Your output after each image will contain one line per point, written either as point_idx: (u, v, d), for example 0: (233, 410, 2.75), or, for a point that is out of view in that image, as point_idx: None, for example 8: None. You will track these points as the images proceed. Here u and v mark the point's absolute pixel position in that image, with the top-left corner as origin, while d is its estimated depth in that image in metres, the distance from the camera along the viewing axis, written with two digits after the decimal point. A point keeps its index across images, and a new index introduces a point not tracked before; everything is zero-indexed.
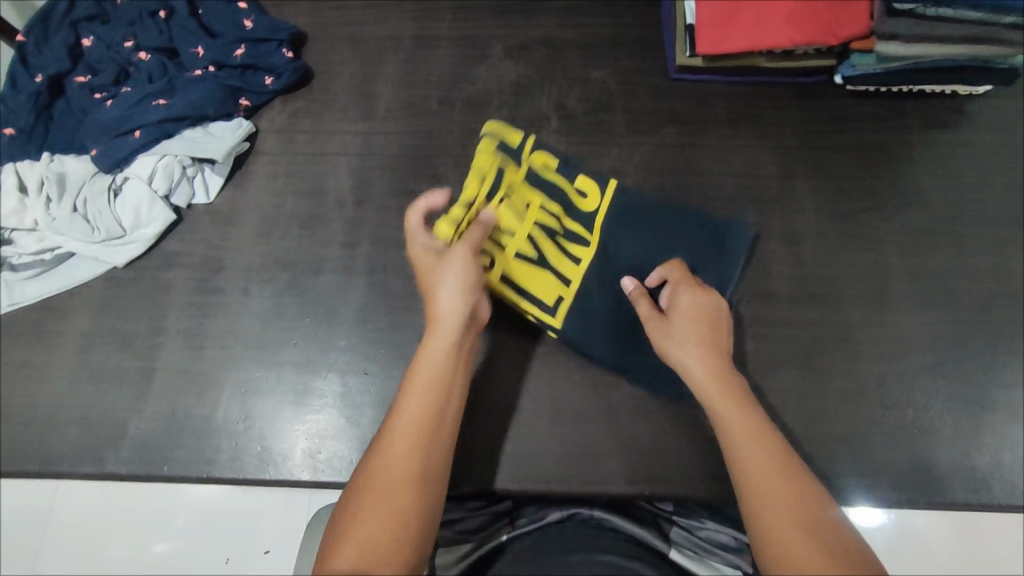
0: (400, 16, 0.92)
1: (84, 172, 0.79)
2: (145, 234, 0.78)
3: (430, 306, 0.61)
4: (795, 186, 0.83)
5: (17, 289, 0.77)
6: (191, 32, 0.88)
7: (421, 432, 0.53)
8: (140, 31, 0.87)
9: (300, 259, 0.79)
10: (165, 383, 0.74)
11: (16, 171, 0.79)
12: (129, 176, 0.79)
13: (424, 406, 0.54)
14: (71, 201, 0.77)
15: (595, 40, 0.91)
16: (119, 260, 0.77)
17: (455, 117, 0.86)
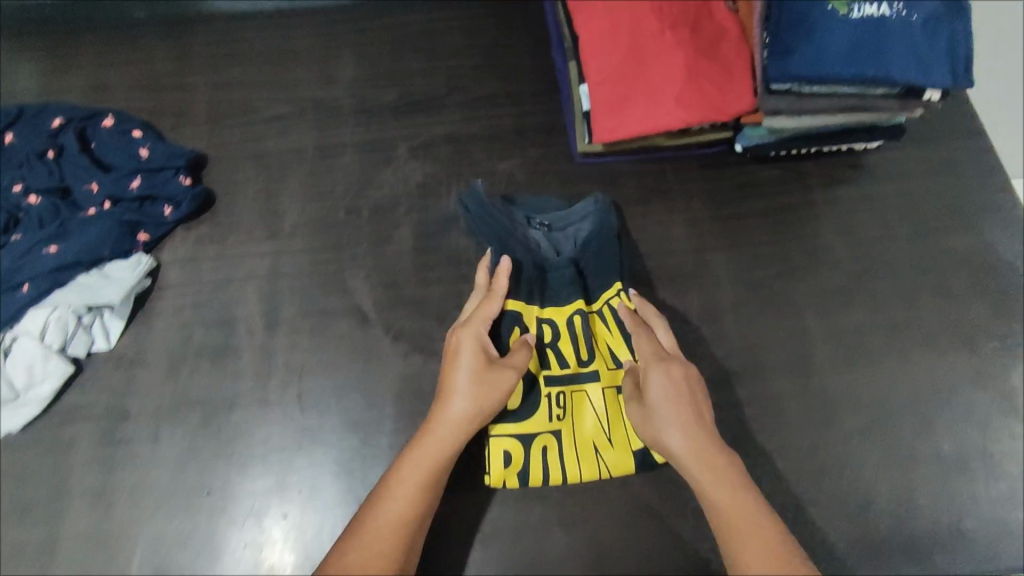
0: (301, 127, 0.92)
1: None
2: (39, 393, 0.74)
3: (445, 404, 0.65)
4: (709, 259, 0.83)
5: None
6: (82, 168, 0.85)
7: (415, 515, 0.60)
8: (28, 173, 0.85)
9: (210, 397, 0.75)
10: (71, 553, 0.69)
11: None
12: (18, 334, 0.75)
13: (407, 507, 0.60)
14: None
15: (500, 132, 0.91)
16: (12, 425, 0.72)
17: (364, 226, 0.84)
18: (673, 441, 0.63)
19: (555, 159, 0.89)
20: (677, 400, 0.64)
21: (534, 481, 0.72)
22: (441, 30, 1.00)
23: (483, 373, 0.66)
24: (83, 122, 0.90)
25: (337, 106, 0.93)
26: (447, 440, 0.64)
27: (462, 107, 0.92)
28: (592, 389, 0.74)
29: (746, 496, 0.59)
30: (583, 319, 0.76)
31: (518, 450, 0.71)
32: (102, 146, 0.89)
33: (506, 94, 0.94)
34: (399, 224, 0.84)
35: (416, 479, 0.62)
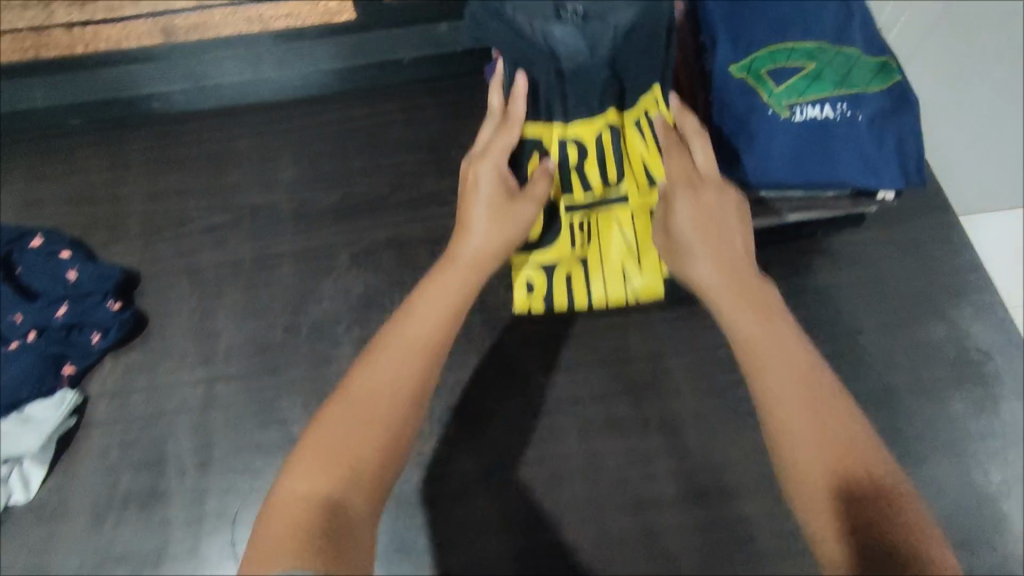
0: (238, 237, 0.88)
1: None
2: None
3: (455, 246, 0.65)
4: (666, 364, 0.78)
5: None
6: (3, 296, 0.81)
7: (423, 379, 0.57)
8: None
9: (141, 549, 0.71)
10: None
11: None
12: None
13: (394, 370, 0.56)
14: None
15: (445, 234, 0.88)
16: None
17: (302, 345, 0.81)
18: (736, 321, 0.57)
19: None
20: (694, 214, 0.61)
21: (559, 302, 0.77)
22: (384, 124, 0.97)
23: (502, 207, 0.65)
24: (8, 243, 0.85)
25: (275, 212, 0.90)
26: (431, 337, 0.59)
27: (401, 213, 0.89)
28: (619, 212, 0.74)
29: (822, 390, 0.53)
30: (611, 137, 0.70)
31: (542, 277, 0.76)
32: (28, 270, 0.84)
33: (449, 191, 0.91)
34: (339, 342, 0.81)
35: (419, 335, 0.59)
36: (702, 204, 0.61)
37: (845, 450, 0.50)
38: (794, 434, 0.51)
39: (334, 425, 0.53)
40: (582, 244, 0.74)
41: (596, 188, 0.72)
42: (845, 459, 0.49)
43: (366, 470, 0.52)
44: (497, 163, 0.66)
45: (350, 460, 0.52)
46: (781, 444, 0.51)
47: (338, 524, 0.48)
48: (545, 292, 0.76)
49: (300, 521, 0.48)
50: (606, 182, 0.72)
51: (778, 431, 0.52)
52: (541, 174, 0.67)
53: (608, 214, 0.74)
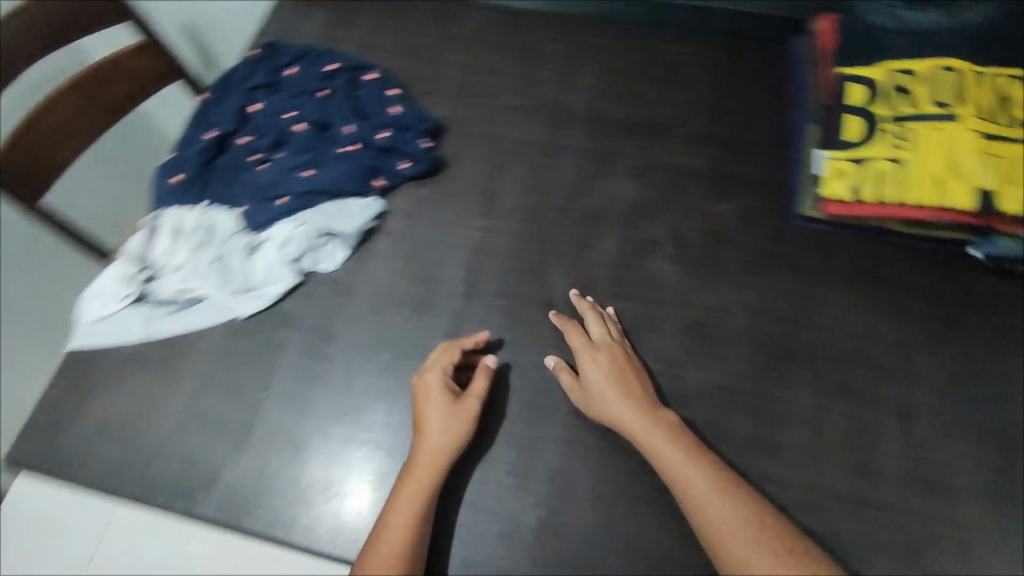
0: (535, 122, 0.98)
1: (229, 226, 0.87)
2: (269, 292, 0.84)
3: (420, 446, 0.72)
4: (913, 357, 0.79)
5: (152, 323, 0.84)
6: (346, 112, 0.96)
7: (413, 546, 0.66)
8: (302, 105, 0.97)
9: (406, 342, 0.82)
10: (261, 438, 0.77)
11: (177, 216, 0.89)
12: (268, 238, 0.86)
13: (405, 523, 0.67)
14: (216, 254, 0.86)
15: (721, 174, 0.92)
16: (243, 311, 0.83)
17: (572, 228, 0.89)
18: (696, 483, 0.67)
19: (770, 213, 0.89)
20: (649, 398, 0.74)
21: (866, 199, 0.78)
22: (684, 63, 1.02)
23: (450, 409, 0.74)
24: (352, 72, 1.01)
25: (571, 111, 0.99)
26: (411, 501, 0.69)
27: (684, 146, 0.95)
28: (945, 129, 0.76)
29: (767, 528, 0.64)
30: (947, 74, 0.79)
31: (855, 171, 0.78)
32: (362, 96, 0.99)
33: (731, 139, 0.95)
34: (604, 235, 0.89)
35: (409, 512, 0.68)
36: (631, 377, 0.75)
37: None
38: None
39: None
40: (907, 91, 0.80)
41: (919, 103, 0.79)
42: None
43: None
44: (441, 371, 0.76)
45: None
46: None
47: None
48: (858, 176, 0.78)
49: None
50: (939, 122, 0.77)
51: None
52: (559, 365, 0.78)
53: (938, 147, 0.76)
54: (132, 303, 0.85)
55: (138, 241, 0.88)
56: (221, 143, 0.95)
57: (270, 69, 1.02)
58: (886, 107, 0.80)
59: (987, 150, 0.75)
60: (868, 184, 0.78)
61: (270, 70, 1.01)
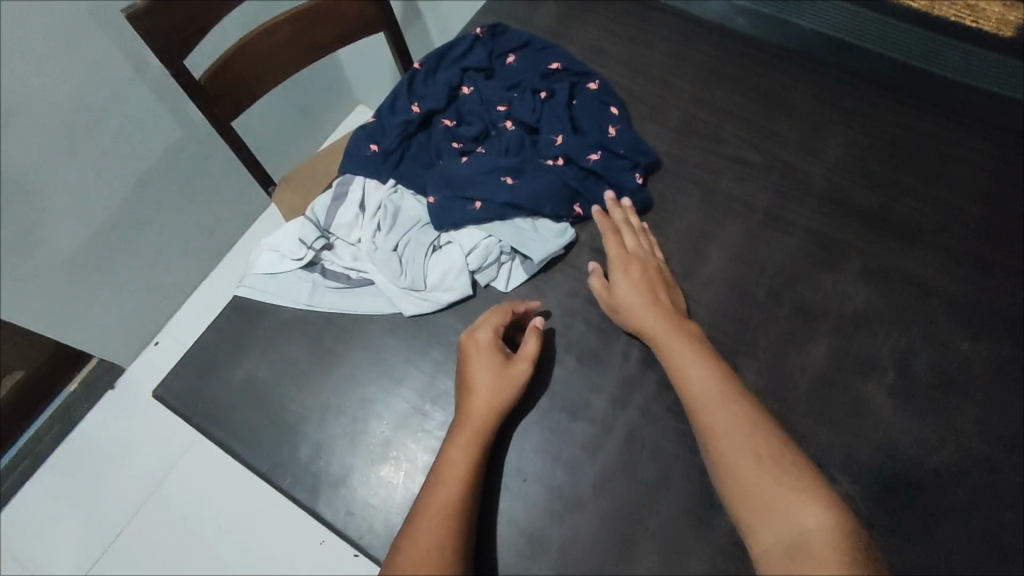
0: (761, 182, 0.86)
1: (417, 216, 0.83)
2: (439, 298, 0.79)
3: (464, 400, 0.71)
4: None
5: (317, 293, 0.81)
6: (561, 121, 0.88)
7: (465, 484, 0.66)
8: (517, 102, 0.90)
9: (564, 394, 0.75)
10: (396, 452, 0.73)
11: (364, 187, 0.85)
12: (452, 240, 0.81)
13: (460, 466, 0.67)
14: (396, 240, 0.82)
15: (977, 307, 0.77)
16: (408, 310, 0.79)
17: (779, 319, 0.77)
18: (726, 432, 0.63)
19: None
20: (641, 296, 0.75)
21: None
22: (961, 158, 0.85)
23: (499, 365, 0.72)
24: (575, 77, 0.93)
25: (807, 181, 0.85)
26: (457, 457, 0.67)
27: (937, 259, 0.79)
28: None
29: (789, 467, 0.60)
30: None
31: None
32: (581, 107, 0.90)
33: (997, 268, 0.79)
34: (814, 338, 0.76)
35: (460, 461, 0.67)
36: (652, 299, 0.75)
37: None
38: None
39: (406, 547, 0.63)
40: None
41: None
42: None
43: (444, 555, 0.62)
44: (493, 329, 0.74)
45: (453, 537, 0.63)
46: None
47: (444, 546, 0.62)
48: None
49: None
50: None
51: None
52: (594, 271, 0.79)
53: None
54: (304, 267, 0.83)
55: (320, 203, 0.84)
56: (425, 121, 0.90)
57: (490, 52, 0.95)
58: None
59: None
60: None
61: (490, 54, 0.95)
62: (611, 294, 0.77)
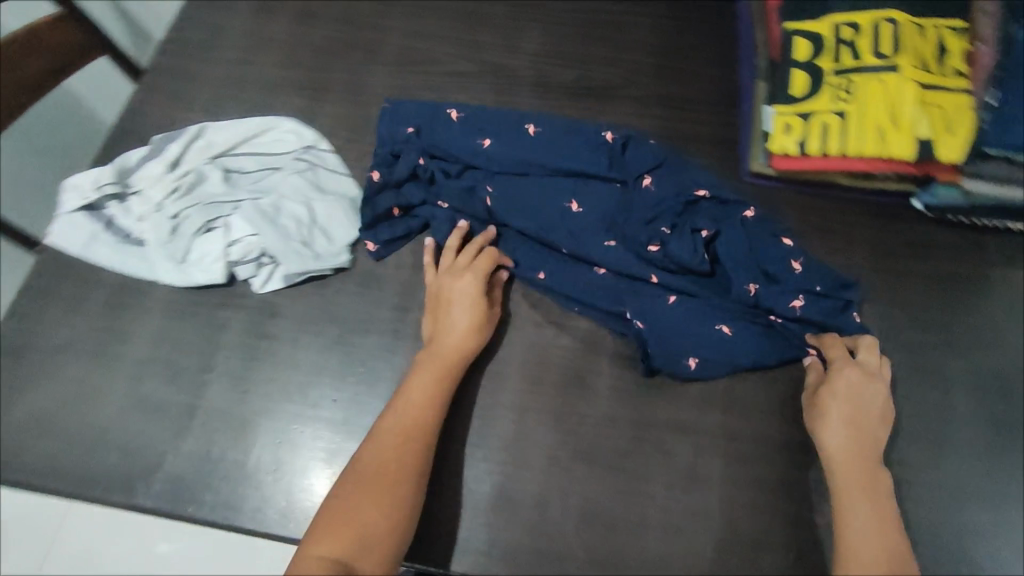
0: (479, 87, 0.96)
1: (213, 193, 0.84)
2: (193, 276, 0.80)
3: (438, 333, 0.75)
4: (860, 309, 0.80)
5: (91, 245, 0.82)
6: (661, 227, 0.79)
7: (432, 412, 0.70)
8: (582, 189, 0.81)
9: (351, 317, 0.80)
10: (205, 424, 0.74)
11: (186, 149, 0.87)
12: (224, 225, 0.81)
13: (428, 393, 0.71)
14: (180, 209, 0.83)
15: (671, 134, 0.91)
16: (162, 279, 0.80)
17: None
18: (852, 528, 0.64)
19: (719, 172, 0.88)
20: (850, 412, 0.69)
21: (811, 152, 0.77)
22: (643, 24, 1.00)
23: (483, 309, 0.76)
24: (665, 174, 0.82)
25: (517, 75, 0.96)
26: (427, 389, 0.71)
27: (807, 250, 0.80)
28: (888, 79, 0.75)
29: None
30: (888, 27, 0.78)
31: (799, 122, 0.78)
32: (704, 212, 0.81)
33: (680, 100, 0.94)
34: None
35: (427, 394, 0.71)
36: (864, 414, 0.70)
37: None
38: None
39: (372, 456, 0.67)
40: (843, 51, 0.79)
41: (863, 54, 0.78)
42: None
43: (404, 474, 0.66)
44: (458, 274, 0.78)
45: (417, 463, 0.67)
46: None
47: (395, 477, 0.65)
48: (802, 130, 0.78)
49: (377, 485, 0.65)
50: (876, 72, 0.76)
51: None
52: (812, 362, 0.75)
53: (883, 98, 0.75)
54: (90, 209, 0.84)
55: (135, 154, 0.86)
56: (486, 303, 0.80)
57: (566, 126, 0.86)
58: (825, 64, 0.79)
59: (926, 96, 0.74)
60: (811, 137, 0.77)
61: (628, 144, 0.83)
62: (822, 387, 0.72)
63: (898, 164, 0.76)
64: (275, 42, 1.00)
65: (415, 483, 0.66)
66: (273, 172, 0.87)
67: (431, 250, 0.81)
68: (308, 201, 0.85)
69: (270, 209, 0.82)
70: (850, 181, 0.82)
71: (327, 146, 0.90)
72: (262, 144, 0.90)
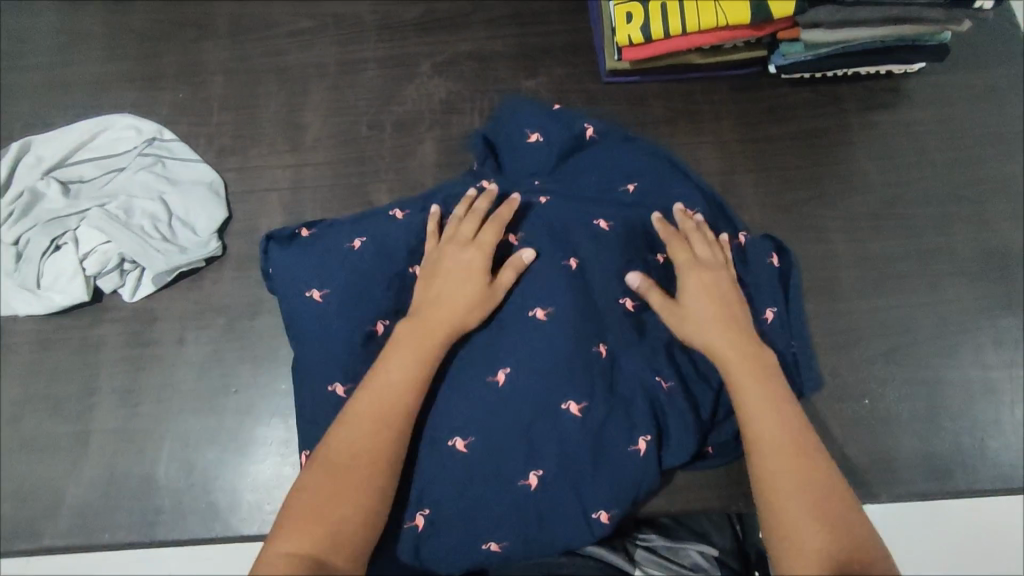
0: (324, 41, 0.90)
1: (53, 209, 0.77)
2: (51, 301, 0.74)
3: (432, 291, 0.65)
4: (736, 182, 0.81)
5: None
6: (534, 468, 0.64)
7: (411, 394, 0.59)
8: (535, 444, 0.64)
9: (235, 304, 0.76)
10: (101, 446, 0.70)
11: (12, 168, 0.79)
12: (73, 239, 0.75)
13: (419, 342, 0.62)
14: (19, 234, 0.76)
15: (529, 50, 0.89)
16: (19, 311, 0.74)
17: (386, 141, 0.84)
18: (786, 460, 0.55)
19: (581, 78, 0.87)
20: (711, 309, 0.65)
21: (657, 35, 0.77)
22: None
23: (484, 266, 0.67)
24: (647, 171, 0.78)
25: (360, 20, 0.91)
26: (410, 365, 0.60)
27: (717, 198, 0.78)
28: None
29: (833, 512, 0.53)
30: None
31: (639, 7, 0.77)
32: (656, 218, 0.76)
33: (530, 13, 0.91)
34: (421, 139, 0.84)
35: (404, 358, 0.61)
36: (721, 285, 0.67)
37: (821, 491, 0.54)
38: (791, 529, 0.52)
39: (341, 439, 0.56)
40: None
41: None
42: (828, 508, 0.53)
43: (382, 463, 0.56)
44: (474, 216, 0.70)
45: (389, 455, 0.56)
46: (775, 523, 0.53)
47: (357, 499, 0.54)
48: (644, 14, 0.76)
49: (342, 475, 0.55)
50: None
51: (780, 530, 0.53)
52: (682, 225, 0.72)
53: None
54: None
55: None
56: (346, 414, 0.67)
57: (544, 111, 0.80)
58: None
59: None
60: (651, 20, 0.76)
61: (556, 158, 0.78)
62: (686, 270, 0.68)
63: (739, 29, 0.76)
64: (91, 35, 0.91)
65: (364, 498, 0.54)
66: (117, 174, 0.81)
67: (435, 219, 0.71)
68: (161, 194, 0.79)
69: (120, 212, 0.77)
70: (702, 59, 0.82)
71: (170, 135, 0.84)
72: (99, 147, 0.83)
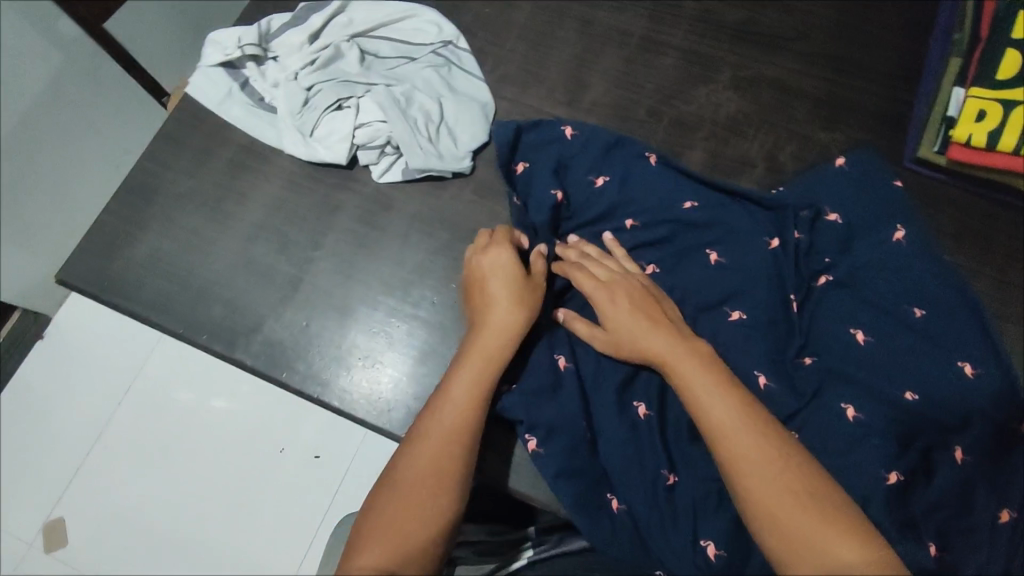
0: (637, 11, 0.88)
1: (348, 71, 0.82)
2: (316, 151, 0.80)
3: (483, 317, 0.66)
4: (1006, 332, 0.72)
5: (228, 104, 0.83)
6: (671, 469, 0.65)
7: (476, 400, 0.61)
8: (694, 460, 0.65)
9: (463, 225, 0.79)
10: (307, 297, 0.76)
11: (327, 20, 0.84)
12: (354, 106, 0.80)
13: (482, 359, 0.63)
14: (315, 82, 0.82)
15: (836, 100, 0.83)
16: (287, 148, 0.80)
17: (657, 133, 0.82)
18: (743, 447, 0.54)
19: (880, 152, 0.80)
20: (635, 319, 0.64)
21: (1002, 147, 0.74)
22: None
23: (519, 290, 0.67)
24: (937, 303, 0.70)
25: (678, 4, 0.88)
26: (474, 371, 0.62)
27: (1001, 349, 0.69)
28: None
29: (809, 502, 0.51)
30: None
31: (998, 112, 0.74)
32: (935, 355, 0.68)
33: (853, 63, 0.84)
34: (691, 146, 0.82)
35: (475, 366, 0.62)
36: (631, 292, 0.66)
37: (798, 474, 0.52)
38: (772, 522, 0.50)
39: (410, 459, 0.57)
40: None
41: None
42: (809, 493, 0.51)
43: (445, 476, 0.56)
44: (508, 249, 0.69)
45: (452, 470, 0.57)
46: (756, 516, 0.51)
47: (425, 509, 0.55)
48: (998, 122, 0.73)
49: (415, 490, 0.55)
50: None
51: (757, 515, 0.51)
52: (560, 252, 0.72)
53: None
54: (231, 66, 0.84)
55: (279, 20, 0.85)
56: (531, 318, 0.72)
57: (854, 184, 0.75)
58: None
59: None
60: (1006, 130, 0.73)
61: (848, 239, 0.74)
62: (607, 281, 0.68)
63: None
64: None
65: (429, 505, 0.55)
66: (409, 62, 0.85)
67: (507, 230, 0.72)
68: (440, 97, 0.82)
69: (402, 98, 0.80)
70: None
71: (465, 45, 0.86)
72: (401, 31, 0.87)
